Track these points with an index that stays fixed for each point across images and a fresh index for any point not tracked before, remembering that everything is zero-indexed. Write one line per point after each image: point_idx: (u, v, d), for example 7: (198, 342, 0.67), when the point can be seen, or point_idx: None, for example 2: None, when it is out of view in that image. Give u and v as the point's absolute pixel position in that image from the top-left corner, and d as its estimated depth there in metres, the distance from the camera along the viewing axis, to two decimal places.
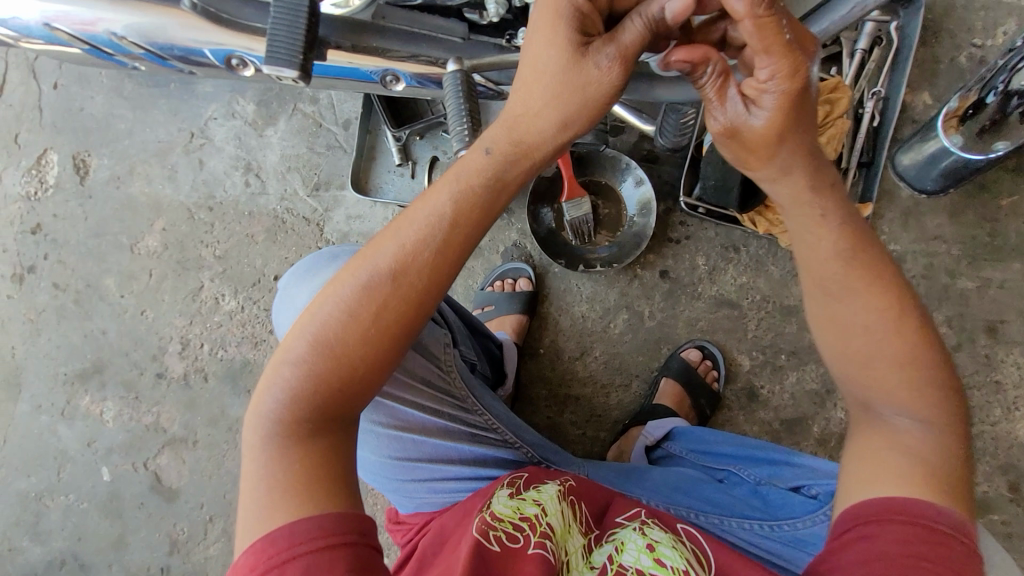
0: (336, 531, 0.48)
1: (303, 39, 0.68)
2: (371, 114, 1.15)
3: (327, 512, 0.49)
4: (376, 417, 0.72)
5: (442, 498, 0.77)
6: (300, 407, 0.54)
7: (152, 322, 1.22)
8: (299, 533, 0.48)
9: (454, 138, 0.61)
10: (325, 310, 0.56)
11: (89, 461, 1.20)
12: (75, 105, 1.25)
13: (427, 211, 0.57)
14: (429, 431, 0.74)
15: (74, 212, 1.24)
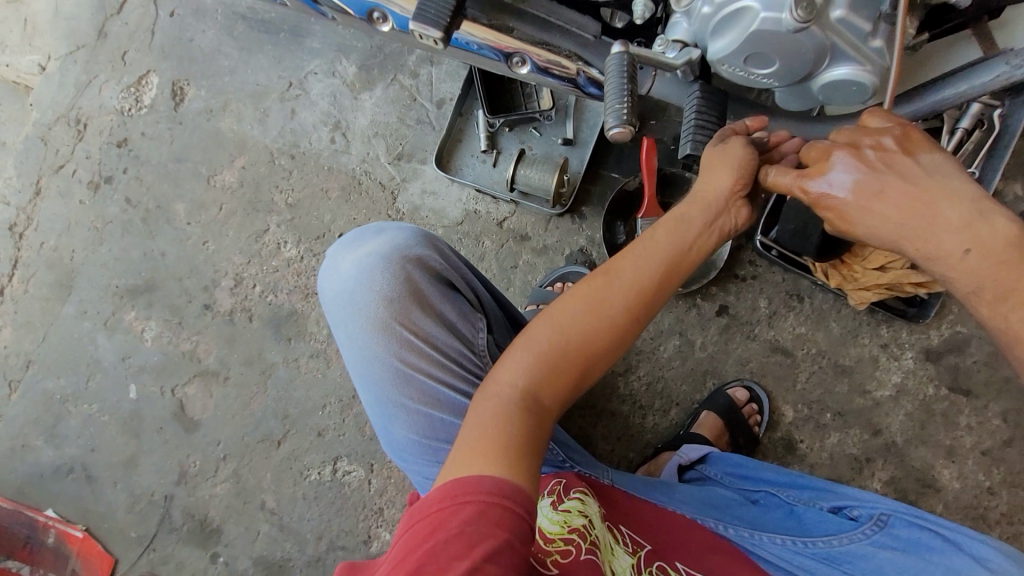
0: (519, 496, 0.46)
1: (452, 3, 0.71)
2: (469, 96, 1.17)
3: (516, 475, 0.48)
4: (404, 392, 0.68)
5: None
6: (532, 377, 0.54)
7: (211, 254, 1.23)
8: (486, 484, 0.46)
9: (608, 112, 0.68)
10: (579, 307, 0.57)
11: (119, 376, 1.20)
12: (186, 34, 1.29)
13: (669, 240, 0.61)
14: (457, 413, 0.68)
15: (161, 134, 1.27)
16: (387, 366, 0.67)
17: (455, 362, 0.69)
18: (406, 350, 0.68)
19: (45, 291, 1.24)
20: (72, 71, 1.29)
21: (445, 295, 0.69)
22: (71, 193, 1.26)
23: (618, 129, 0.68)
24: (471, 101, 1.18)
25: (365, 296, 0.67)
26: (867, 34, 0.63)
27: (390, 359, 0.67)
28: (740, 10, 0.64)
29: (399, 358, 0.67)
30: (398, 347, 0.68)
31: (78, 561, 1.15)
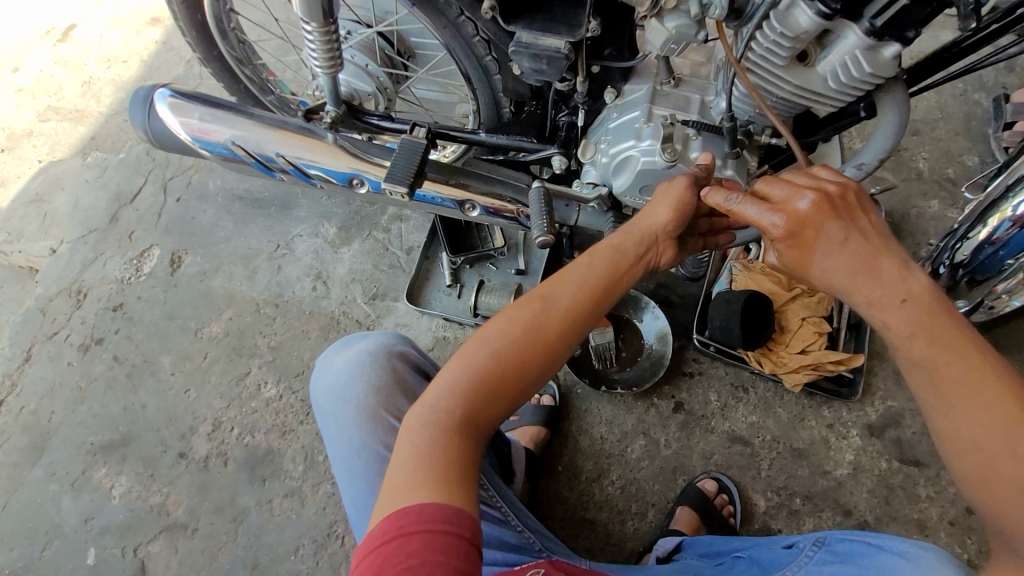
0: (455, 521, 0.51)
1: (413, 168, 0.92)
2: (435, 244, 1.38)
3: (450, 502, 0.52)
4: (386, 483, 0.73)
5: None
6: (463, 397, 0.61)
7: (192, 401, 1.28)
8: (427, 514, 0.51)
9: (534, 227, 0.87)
10: (505, 327, 0.64)
11: (80, 540, 1.15)
12: (189, 214, 1.51)
13: (602, 263, 0.69)
14: None
15: (156, 296, 1.40)
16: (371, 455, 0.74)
17: None
18: (390, 438, 0.75)
19: (16, 456, 1.24)
20: (81, 250, 1.46)
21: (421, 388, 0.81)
22: (61, 356, 1.33)
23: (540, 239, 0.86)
24: (437, 249, 1.39)
25: (354, 389, 0.78)
26: (721, 166, 0.85)
27: (375, 447, 0.74)
28: (627, 157, 0.87)
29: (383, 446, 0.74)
30: (383, 435, 0.75)
31: None
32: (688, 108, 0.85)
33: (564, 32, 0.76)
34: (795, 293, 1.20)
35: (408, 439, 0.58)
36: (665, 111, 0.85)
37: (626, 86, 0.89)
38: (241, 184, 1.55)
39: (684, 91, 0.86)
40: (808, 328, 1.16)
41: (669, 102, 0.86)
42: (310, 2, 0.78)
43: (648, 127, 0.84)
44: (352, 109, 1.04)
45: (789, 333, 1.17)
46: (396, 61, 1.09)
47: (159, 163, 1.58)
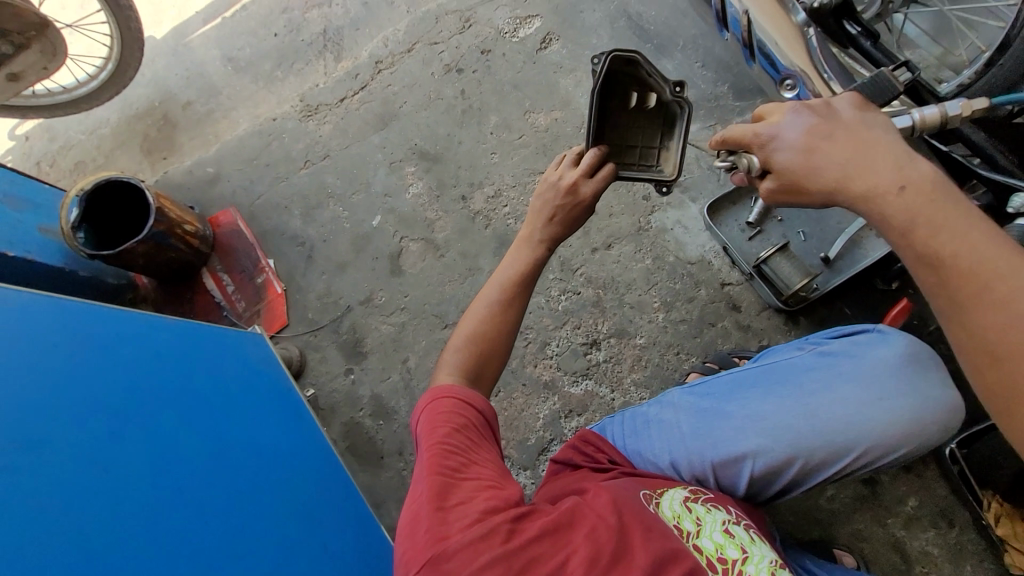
0: (455, 413, 0.83)
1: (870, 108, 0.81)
2: (643, 62, 0.86)
3: (461, 396, 0.85)
4: (797, 429, 0.80)
5: (684, 451, 0.86)
6: (506, 272, 0.99)
7: (492, 164, 1.46)
8: (443, 404, 0.83)
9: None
10: (525, 242, 1.01)
11: (375, 204, 1.48)
12: (579, 6, 1.55)
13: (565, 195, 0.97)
14: (785, 461, 0.81)
15: (516, 62, 1.53)
16: (822, 417, 0.80)
17: (838, 459, 0.80)
18: (845, 435, 0.79)
19: (369, 117, 1.56)
20: None
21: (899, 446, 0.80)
22: (430, 65, 1.57)
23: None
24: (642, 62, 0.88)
25: (885, 393, 0.79)
26: None
27: (832, 423, 0.80)
28: None
29: (834, 425, 0.80)
30: (846, 433, 0.79)
31: (268, 307, 1.45)
32: None
33: None
34: None
35: (479, 299, 0.99)
36: None
37: None
38: (637, 5, 1.52)
39: None
40: None
41: None
42: None
43: None
44: (843, 7, 0.91)
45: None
46: None
47: None
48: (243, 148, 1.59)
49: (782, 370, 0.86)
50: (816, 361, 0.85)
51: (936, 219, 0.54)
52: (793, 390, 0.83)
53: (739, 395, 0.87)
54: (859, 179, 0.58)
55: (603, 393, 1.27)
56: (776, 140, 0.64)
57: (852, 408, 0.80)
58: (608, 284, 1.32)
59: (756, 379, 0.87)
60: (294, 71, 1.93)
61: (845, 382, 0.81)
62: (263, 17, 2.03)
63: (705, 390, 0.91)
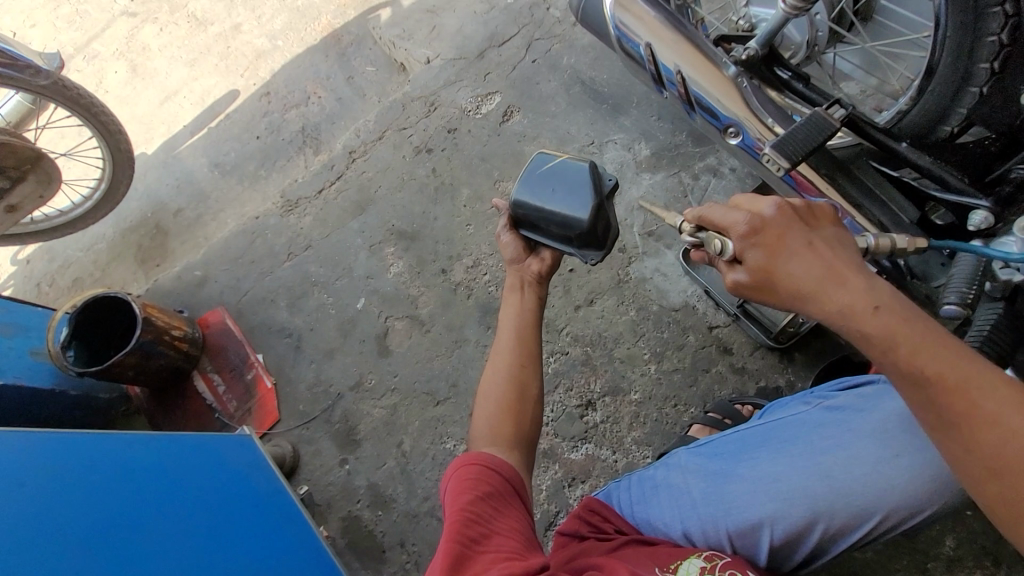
0: (476, 471, 0.77)
1: (811, 147, 0.83)
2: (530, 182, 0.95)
3: (480, 454, 0.79)
4: (813, 489, 0.70)
5: (696, 518, 0.77)
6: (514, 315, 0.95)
7: (469, 235, 1.49)
8: (466, 466, 0.78)
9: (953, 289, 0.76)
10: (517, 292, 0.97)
11: (358, 287, 1.50)
12: (535, 78, 1.63)
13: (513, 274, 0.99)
14: (806, 528, 0.70)
15: (481, 135, 1.60)
16: (841, 475, 0.69)
17: (870, 525, 0.68)
18: (871, 495, 0.67)
19: (346, 204, 1.61)
20: (448, 70, 1.72)
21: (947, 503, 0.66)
22: (401, 148, 1.64)
23: (954, 306, 0.75)
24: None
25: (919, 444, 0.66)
26: None
27: (851, 481, 0.68)
28: None
29: (856, 484, 0.68)
30: (872, 492, 0.67)
31: (259, 404, 1.44)
32: None
33: None
34: None
35: (498, 348, 0.93)
36: None
37: None
38: (589, 71, 1.60)
39: None
40: None
41: None
42: None
43: None
44: (770, 55, 0.97)
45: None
46: (847, 18, 0.97)
47: (534, 20, 1.70)
48: (228, 248, 1.63)
49: (791, 426, 0.77)
50: (828, 414, 0.74)
51: (914, 334, 0.56)
52: (803, 446, 0.74)
53: (747, 456, 0.79)
54: (835, 296, 0.60)
55: (605, 457, 1.22)
56: (754, 233, 0.64)
57: (875, 464, 0.67)
58: (595, 340, 1.30)
59: (764, 437, 0.79)
60: (276, 168, 2.02)
61: (865, 435, 0.69)
62: (245, 123, 2.15)
63: (713, 450, 0.83)
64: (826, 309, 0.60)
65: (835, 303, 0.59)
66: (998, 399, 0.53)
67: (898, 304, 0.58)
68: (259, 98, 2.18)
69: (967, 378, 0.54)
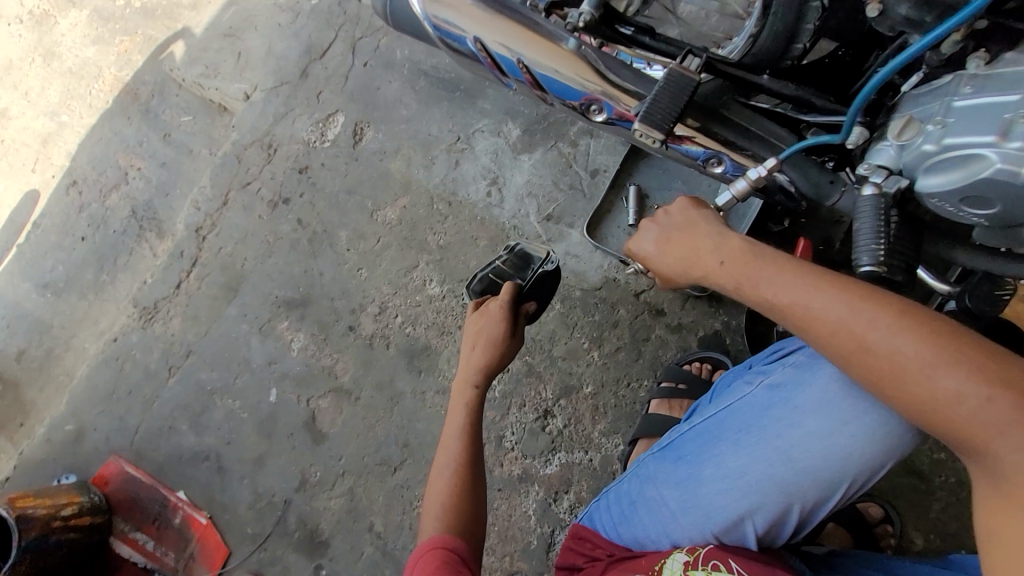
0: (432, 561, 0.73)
1: (676, 112, 0.77)
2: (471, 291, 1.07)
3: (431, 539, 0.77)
4: (783, 477, 0.68)
5: (682, 530, 0.75)
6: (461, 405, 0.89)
7: (364, 280, 1.34)
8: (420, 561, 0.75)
9: (864, 250, 0.73)
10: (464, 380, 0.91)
11: (264, 378, 1.33)
12: (374, 83, 1.45)
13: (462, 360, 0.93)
14: (785, 511, 0.70)
15: (338, 166, 1.42)
16: (804, 456, 0.67)
17: (841, 490, 0.68)
18: (836, 468, 0.66)
19: (215, 290, 1.39)
20: (274, 102, 1.49)
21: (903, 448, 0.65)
22: (254, 208, 1.43)
23: (869, 269, 0.73)
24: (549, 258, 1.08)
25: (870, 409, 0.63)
26: None
27: (814, 459, 0.67)
28: (970, 155, 0.66)
29: (819, 461, 0.67)
30: (837, 465, 0.66)
31: (201, 545, 1.27)
32: None
33: None
34: None
35: (445, 441, 0.88)
36: None
37: (1012, 53, 0.67)
38: (429, 59, 1.45)
39: None
40: None
41: None
42: None
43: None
44: (608, 14, 0.88)
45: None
46: None
47: (350, 17, 1.50)
48: (96, 386, 1.38)
49: (744, 412, 0.73)
50: (774, 392, 0.71)
51: (785, 279, 0.62)
52: (761, 433, 0.70)
53: (710, 453, 0.74)
54: (698, 265, 0.71)
55: (580, 459, 1.18)
56: (638, 240, 0.79)
57: (834, 439, 0.65)
58: (531, 347, 1.23)
59: (721, 429, 0.75)
60: (120, 267, 1.72)
61: (816, 411, 0.66)
62: (60, 225, 1.80)
63: (676, 454, 0.78)
64: (697, 279, 0.72)
65: (698, 270, 0.71)
66: (871, 321, 0.56)
67: (762, 257, 0.65)
68: (65, 190, 1.82)
69: (833, 308, 0.58)
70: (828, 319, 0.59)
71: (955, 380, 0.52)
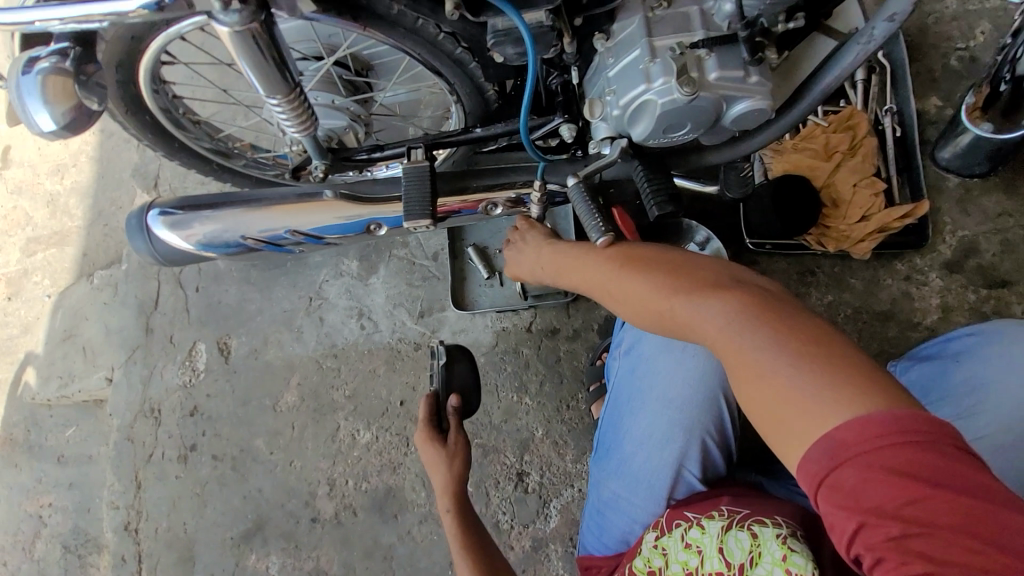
0: None
1: (429, 196, 0.87)
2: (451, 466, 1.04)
3: None
4: (678, 417, 0.83)
5: (640, 510, 0.84)
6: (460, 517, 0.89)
7: (300, 470, 1.33)
8: None
9: (591, 228, 0.80)
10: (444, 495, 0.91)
11: None
12: (214, 299, 1.50)
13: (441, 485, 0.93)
14: (700, 445, 0.83)
15: (223, 387, 1.43)
16: (679, 393, 0.84)
17: (723, 407, 0.84)
18: (703, 389, 0.83)
19: (172, 572, 1.33)
20: (135, 369, 1.49)
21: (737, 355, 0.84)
22: (167, 474, 1.39)
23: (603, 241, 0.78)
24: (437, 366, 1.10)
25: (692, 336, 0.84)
26: (744, 76, 0.77)
27: (687, 391, 0.83)
28: (642, 104, 0.79)
29: (691, 392, 0.83)
30: (702, 386, 0.83)
31: None
32: (691, 27, 0.76)
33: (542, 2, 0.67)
34: (838, 159, 1.15)
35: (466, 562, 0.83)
36: (668, 41, 0.76)
37: (615, 26, 0.79)
38: None
39: (681, 7, 0.77)
40: (862, 194, 1.13)
41: (668, 27, 0.77)
42: (269, 78, 0.70)
43: (656, 65, 0.76)
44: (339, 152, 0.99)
45: (848, 208, 1.14)
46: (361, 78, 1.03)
47: None
48: None
49: (627, 386, 0.89)
50: (635, 359, 0.89)
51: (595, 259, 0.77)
52: (645, 394, 0.86)
53: (625, 431, 0.87)
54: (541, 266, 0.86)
55: (571, 496, 1.20)
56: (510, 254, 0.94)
57: (687, 368, 0.84)
58: (474, 430, 1.26)
59: (622, 407, 0.89)
60: None
61: (664, 356, 0.85)
62: None
63: (605, 448, 0.90)
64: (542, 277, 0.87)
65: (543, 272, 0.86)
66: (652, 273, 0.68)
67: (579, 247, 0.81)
68: None
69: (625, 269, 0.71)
70: (627, 300, 0.70)
71: (712, 312, 0.59)
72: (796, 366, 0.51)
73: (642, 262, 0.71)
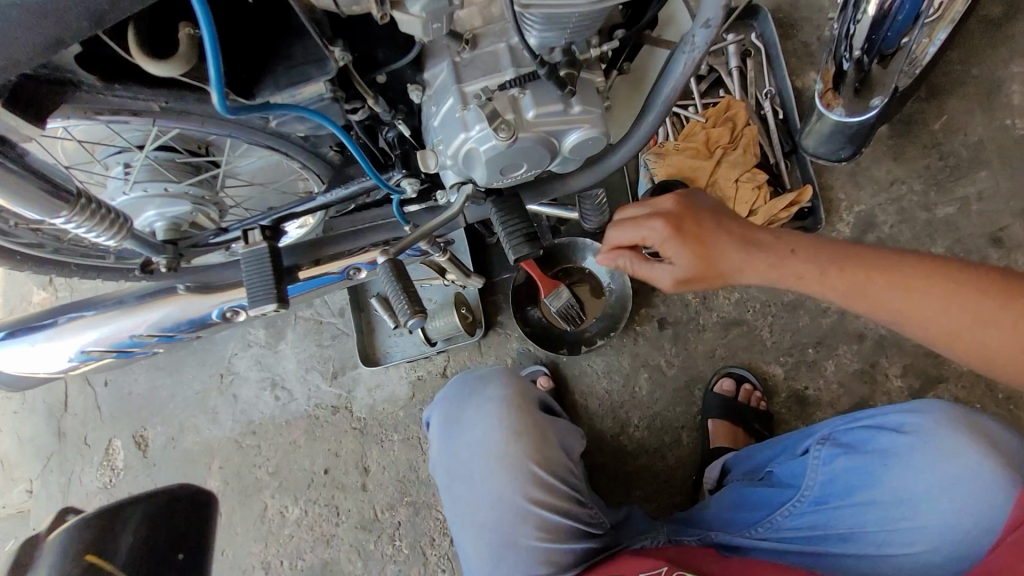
0: None
1: (271, 279, 0.81)
2: None
3: None
4: (507, 496, 0.89)
5: None
6: None
7: (233, 557, 1.28)
8: None
9: (398, 312, 0.80)
10: None
11: None
12: (123, 391, 1.41)
13: None
14: (545, 511, 0.88)
15: (144, 483, 1.36)
16: (498, 478, 0.90)
17: (549, 474, 0.90)
18: (518, 464, 0.90)
19: None
20: (50, 479, 1.40)
21: (547, 422, 0.95)
22: None
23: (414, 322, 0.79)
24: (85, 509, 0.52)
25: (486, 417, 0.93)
26: (565, 108, 0.73)
27: (502, 471, 0.90)
28: (467, 153, 0.75)
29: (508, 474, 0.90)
30: (514, 462, 0.90)
31: None
32: (500, 66, 0.72)
33: (314, 72, 0.61)
34: (719, 156, 1.12)
35: None
36: (478, 84, 0.72)
37: (425, 75, 0.74)
38: None
39: (486, 47, 0.72)
40: (745, 188, 1.10)
41: (478, 69, 0.72)
42: (32, 197, 0.65)
43: (470, 112, 0.72)
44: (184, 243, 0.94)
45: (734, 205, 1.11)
46: None
47: None
48: None
49: (456, 489, 0.93)
50: (451, 461, 0.94)
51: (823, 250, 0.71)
52: (472, 486, 0.91)
53: (470, 527, 0.90)
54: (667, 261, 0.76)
55: None
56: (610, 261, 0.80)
57: (492, 450, 0.91)
58: (404, 488, 1.23)
59: (460, 508, 0.92)
60: None
61: (474, 444, 0.93)
62: None
63: (465, 551, 0.91)
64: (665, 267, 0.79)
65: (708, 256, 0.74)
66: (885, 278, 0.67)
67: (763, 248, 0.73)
68: None
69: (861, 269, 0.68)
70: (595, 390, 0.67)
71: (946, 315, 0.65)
72: (1006, 309, 0.63)
73: (869, 259, 0.68)
